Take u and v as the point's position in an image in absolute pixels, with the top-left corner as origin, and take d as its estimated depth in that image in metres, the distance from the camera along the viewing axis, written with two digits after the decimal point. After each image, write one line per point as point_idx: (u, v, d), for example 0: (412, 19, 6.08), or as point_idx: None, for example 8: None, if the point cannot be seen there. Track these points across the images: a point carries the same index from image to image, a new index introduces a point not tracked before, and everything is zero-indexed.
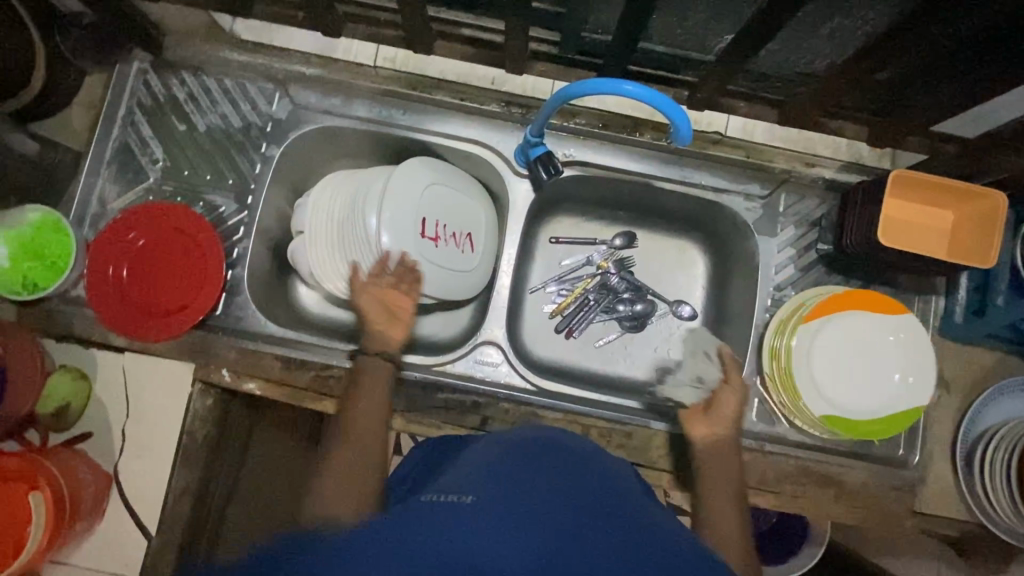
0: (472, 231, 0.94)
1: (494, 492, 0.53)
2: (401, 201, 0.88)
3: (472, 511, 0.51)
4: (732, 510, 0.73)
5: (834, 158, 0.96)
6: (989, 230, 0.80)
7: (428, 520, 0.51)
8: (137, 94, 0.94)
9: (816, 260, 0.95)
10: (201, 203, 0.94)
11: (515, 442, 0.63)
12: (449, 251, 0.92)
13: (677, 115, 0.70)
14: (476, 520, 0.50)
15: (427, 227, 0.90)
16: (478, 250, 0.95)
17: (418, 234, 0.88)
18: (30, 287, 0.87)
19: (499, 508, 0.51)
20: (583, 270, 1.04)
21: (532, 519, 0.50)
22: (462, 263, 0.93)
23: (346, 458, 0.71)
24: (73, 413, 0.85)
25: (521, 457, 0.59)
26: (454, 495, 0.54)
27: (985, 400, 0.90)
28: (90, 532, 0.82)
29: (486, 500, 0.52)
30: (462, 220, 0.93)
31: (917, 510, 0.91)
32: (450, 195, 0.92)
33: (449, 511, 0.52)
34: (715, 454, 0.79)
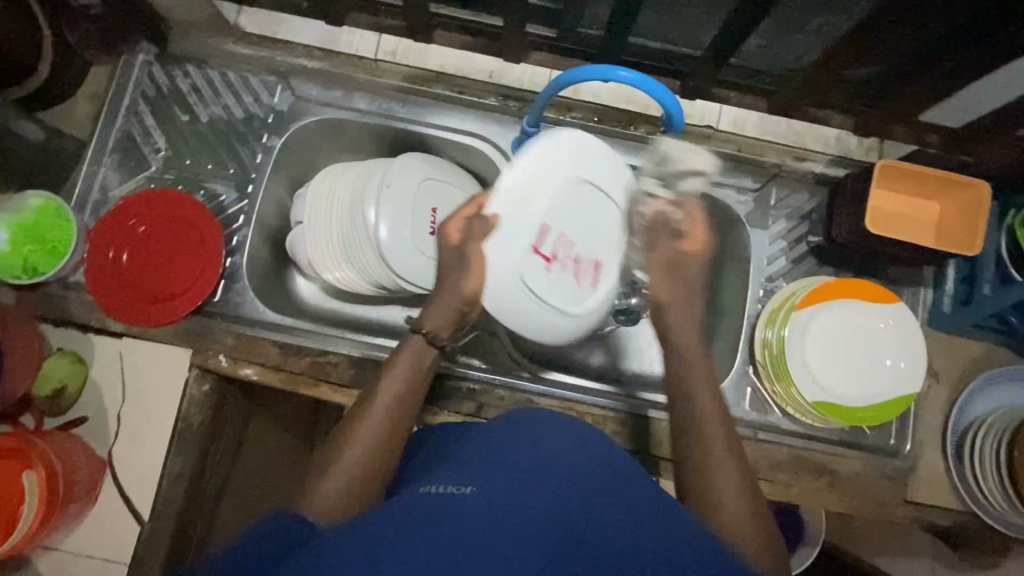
0: (602, 259, 0.77)
1: (496, 484, 0.50)
2: (535, 199, 0.70)
3: (466, 504, 0.48)
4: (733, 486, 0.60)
5: (823, 153, 0.98)
6: (975, 219, 0.83)
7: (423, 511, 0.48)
8: (141, 85, 0.96)
9: (807, 252, 0.96)
10: (202, 192, 0.96)
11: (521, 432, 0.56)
12: (563, 278, 0.74)
13: (671, 100, 0.72)
14: (472, 513, 0.48)
15: (546, 236, 0.71)
16: (602, 285, 0.78)
17: (532, 246, 0.70)
18: (29, 271, 0.88)
19: (497, 506, 0.48)
20: None
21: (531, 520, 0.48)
22: (548, 295, 0.72)
23: (365, 449, 0.62)
24: (69, 397, 0.84)
25: (524, 446, 0.54)
26: (451, 487, 0.50)
27: (974, 389, 0.91)
28: (82, 516, 0.82)
29: (488, 487, 0.50)
30: (597, 244, 0.76)
31: (909, 500, 0.91)
32: (591, 195, 0.74)
33: (449, 500, 0.49)
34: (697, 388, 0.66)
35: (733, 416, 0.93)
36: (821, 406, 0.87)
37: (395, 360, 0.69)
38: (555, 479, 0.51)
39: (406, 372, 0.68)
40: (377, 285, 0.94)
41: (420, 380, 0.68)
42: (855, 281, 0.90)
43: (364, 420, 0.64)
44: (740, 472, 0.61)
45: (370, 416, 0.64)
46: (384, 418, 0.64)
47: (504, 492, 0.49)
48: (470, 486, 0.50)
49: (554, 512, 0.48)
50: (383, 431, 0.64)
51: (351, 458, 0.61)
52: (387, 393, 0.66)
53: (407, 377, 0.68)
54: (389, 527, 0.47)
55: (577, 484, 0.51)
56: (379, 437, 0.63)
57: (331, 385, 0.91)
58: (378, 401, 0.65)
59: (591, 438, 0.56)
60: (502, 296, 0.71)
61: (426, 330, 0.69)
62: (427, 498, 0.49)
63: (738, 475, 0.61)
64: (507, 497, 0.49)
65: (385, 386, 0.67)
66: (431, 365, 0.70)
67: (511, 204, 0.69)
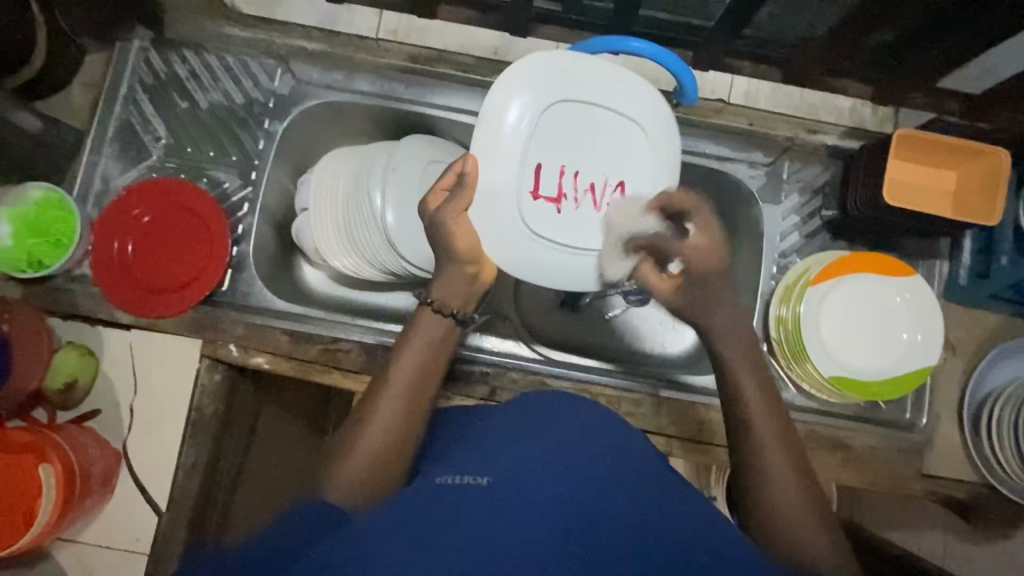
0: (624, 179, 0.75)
1: (514, 471, 0.51)
2: (548, 149, 0.72)
3: (485, 492, 0.48)
4: (793, 481, 0.58)
5: (836, 124, 0.95)
6: (995, 189, 0.81)
7: (443, 498, 0.48)
8: (138, 72, 0.94)
9: (821, 227, 0.95)
10: (204, 180, 0.94)
11: (534, 429, 0.57)
12: (577, 213, 0.74)
13: (684, 73, 0.71)
14: (492, 499, 0.47)
15: (544, 177, 0.72)
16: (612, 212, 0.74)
17: (528, 191, 0.71)
18: (35, 265, 0.87)
19: (517, 490, 0.48)
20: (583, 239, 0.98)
21: (550, 501, 0.47)
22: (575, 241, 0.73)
23: (388, 424, 0.62)
24: (81, 390, 0.84)
25: (537, 440, 0.55)
26: (467, 477, 0.51)
27: (991, 361, 0.90)
28: (100, 509, 0.82)
29: (504, 477, 0.50)
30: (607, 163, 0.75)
31: (925, 473, 0.91)
32: (577, 110, 0.73)
33: (465, 489, 0.49)
34: (744, 369, 0.64)
35: None
36: (838, 381, 0.86)
37: (408, 335, 0.70)
38: (570, 467, 0.51)
39: (422, 348, 0.69)
40: (385, 270, 0.93)
41: (436, 354, 0.69)
42: (870, 253, 0.88)
43: (386, 397, 0.64)
44: (791, 457, 0.60)
45: (391, 393, 0.64)
46: (404, 393, 0.65)
47: (520, 482, 0.49)
48: (485, 478, 0.50)
49: (571, 493, 0.48)
50: (404, 406, 0.64)
51: (375, 433, 0.61)
52: (405, 370, 0.67)
53: (423, 355, 0.68)
54: (410, 514, 0.46)
55: (593, 479, 0.50)
56: (402, 415, 0.63)
57: (343, 371, 0.91)
58: (397, 379, 0.66)
59: (604, 439, 0.56)
60: (502, 250, 0.71)
61: (431, 300, 0.71)
62: (448, 488, 0.50)
63: (793, 474, 0.59)
64: (526, 488, 0.48)
65: (401, 364, 0.67)
66: (448, 340, 0.71)
67: (494, 154, 0.69)
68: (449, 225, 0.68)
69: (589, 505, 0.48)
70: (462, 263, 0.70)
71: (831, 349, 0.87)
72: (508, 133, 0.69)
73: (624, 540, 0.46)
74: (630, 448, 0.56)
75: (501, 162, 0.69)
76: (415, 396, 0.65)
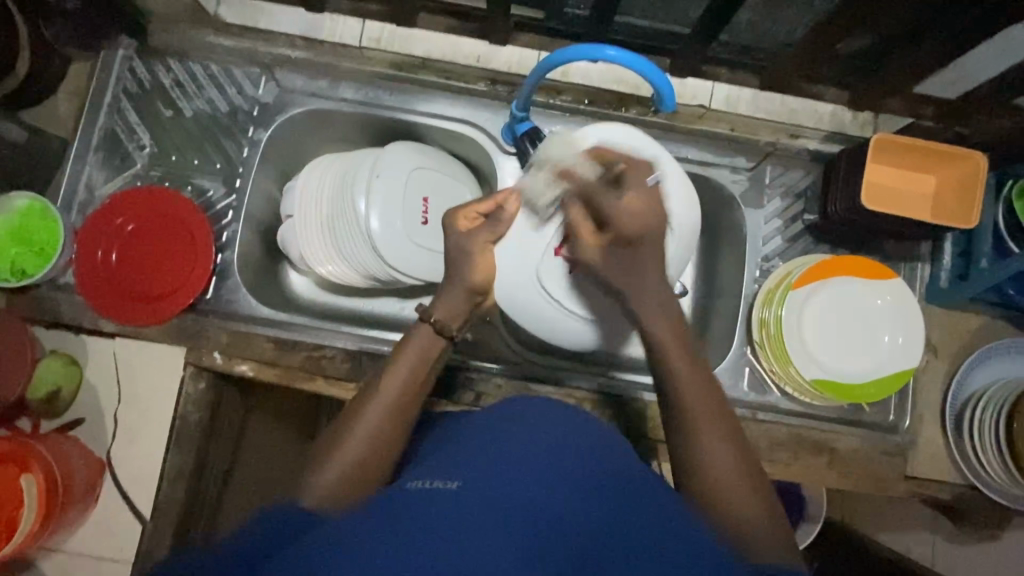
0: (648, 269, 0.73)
1: (487, 476, 0.51)
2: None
3: (457, 496, 0.48)
4: (733, 464, 0.59)
5: (818, 128, 0.96)
6: (970, 192, 0.83)
7: (415, 501, 0.48)
8: (122, 81, 0.94)
9: (803, 231, 0.95)
10: (189, 188, 0.94)
11: (510, 436, 0.57)
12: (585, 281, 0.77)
13: (661, 81, 0.71)
14: (463, 502, 0.47)
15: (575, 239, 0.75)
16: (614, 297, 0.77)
17: (553, 245, 0.75)
18: (18, 274, 0.86)
19: (488, 494, 0.48)
20: None
21: (520, 504, 0.47)
22: (572, 302, 0.78)
23: (368, 436, 0.62)
24: (64, 399, 0.84)
25: (512, 445, 0.55)
26: (440, 482, 0.51)
27: (972, 363, 0.91)
28: (84, 518, 0.82)
29: (476, 483, 0.50)
30: None
31: (909, 475, 0.91)
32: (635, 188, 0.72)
33: (435, 494, 0.49)
34: (676, 350, 0.65)
35: (731, 398, 0.93)
36: (820, 384, 0.87)
37: (404, 345, 0.70)
38: (543, 472, 0.51)
39: (415, 360, 0.69)
40: (370, 277, 0.93)
41: (426, 367, 0.69)
42: (852, 257, 0.89)
43: (371, 405, 0.65)
44: (736, 451, 0.60)
45: (375, 404, 0.65)
46: (389, 402, 0.65)
47: (492, 486, 0.49)
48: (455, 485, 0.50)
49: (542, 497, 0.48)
50: (386, 416, 0.64)
51: (358, 442, 0.61)
52: (394, 381, 0.67)
53: (413, 366, 0.68)
54: (380, 516, 0.46)
55: (565, 483, 0.50)
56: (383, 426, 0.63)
57: (328, 378, 0.91)
58: (384, 388, 0.66)
59: (580, 446, 0.56)
60: (514, 285, 0.77)
61: (432, 319, 0.70)
62: (421, 492, 0.50)
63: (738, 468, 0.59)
64: (497, 492, 0.48)
65: (392, 373, 0.67)
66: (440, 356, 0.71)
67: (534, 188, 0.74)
68: (473, 255, 0.73)
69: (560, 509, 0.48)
70: (470, 290, 0.72)
71: (813, 352, 0.87)
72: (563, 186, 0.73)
73: (592, 543, 0.46)
74: (606, 455, 0.56)
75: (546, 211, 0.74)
76: (400, 408, 0.65)
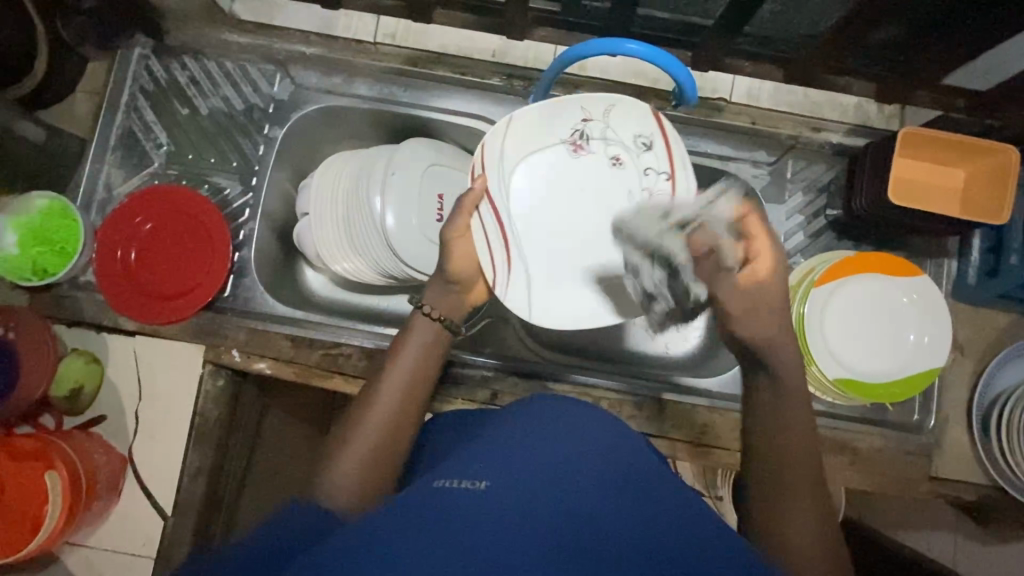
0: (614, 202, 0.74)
1: (509, 475, 0.49)
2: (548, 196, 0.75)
3: (478, 495, 0.47)
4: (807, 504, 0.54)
5: (840, 122, 0.94)
6: (1003, 186, 0.80)
7: (436, 502, 0.47)
8: (139, 80, 0.95)
9: (825, 226, 0.93)
10: (206, 186, 0.95)
11: (530, 434, 0.55)
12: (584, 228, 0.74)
13: (683, 74, 0.70)
14: (485, 504, 0.46)
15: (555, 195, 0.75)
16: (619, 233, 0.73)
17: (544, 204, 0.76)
18: (39, 273, 0.88)
19: (510, 496, 0.47)
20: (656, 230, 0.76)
21: (543, 509, 0.46)
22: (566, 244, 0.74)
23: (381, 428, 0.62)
24: (86, 396, 0.85)
25: (532, 443, 0.54)
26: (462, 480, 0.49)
27: (1001, 362, 0.89)
28: (106, 513, 0.83)
29: (498, 483, 0.48)
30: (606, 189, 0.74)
31: (933, 475, 0.90)
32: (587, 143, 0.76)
33: (459, 493, 0.48)
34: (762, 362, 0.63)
35: None
36: (843, 383, 0.85)
37: (406, 338, 0.70)
38: (567, 473, 0.50)
39: (417, 353, 0.69)
40: (387, 274, 0.93)
41: (429, 358, 0.69)
42: (878, 252, 0.87)
43: (381, 398, 0.65)
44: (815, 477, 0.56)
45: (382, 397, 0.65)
46: (397, 397, 0.65)
47: (515, 489, 0.48)
48: (485, 481, 0.49)
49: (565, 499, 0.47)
50: (395, 411, 0.64)
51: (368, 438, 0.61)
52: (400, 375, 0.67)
53: (417, 355, 0.68)
54: (400, 521, 0.45)
55: (597, 484, 0.49)
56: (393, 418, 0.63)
57: (344, 377, 0.91)
58: (390, 383, 0.66)
59: (610, 443, 0.54)
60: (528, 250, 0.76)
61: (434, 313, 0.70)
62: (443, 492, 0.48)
63: (810, 504, 0.54)
64: (519, 495, 0.47)
65: (397, 366, 0.67)
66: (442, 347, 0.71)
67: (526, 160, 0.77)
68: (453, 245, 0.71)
69: (589, 507, 0.47)
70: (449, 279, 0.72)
71: (836, 350, 0.86)
72: (514, 182, 0.74)
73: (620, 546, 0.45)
74: (634, 455, 0.54)
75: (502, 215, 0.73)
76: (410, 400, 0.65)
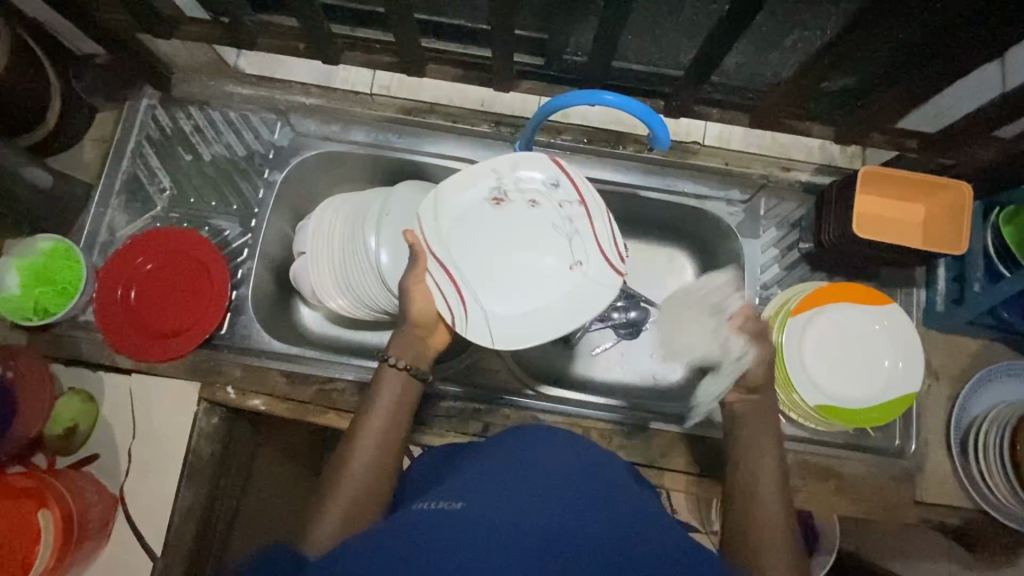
0: (472, 222, 0.81)
1: (488, 497, 0.52)
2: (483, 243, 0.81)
3: (458, 515, 0.49)
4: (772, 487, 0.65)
5: (807, 162, 1.00)
6: (960, 219, 0.85)
7: (414, 526, 0.48)
8: (146, 128, 1.00)
9: (799, 259, 0.98)
10: (206, 228, 0.98)
11: (510, 459, 0.58)
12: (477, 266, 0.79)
13: (656, 121, 0.75)
14: (464, 523, 0.48)
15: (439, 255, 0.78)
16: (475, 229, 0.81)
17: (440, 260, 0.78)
18: (40, 313, 0.90)
19: (491, 515, 0.50)
20: (533, 194, 0.82)
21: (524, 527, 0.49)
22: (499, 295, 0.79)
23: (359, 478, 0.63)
24: (81, 435, 0.86)
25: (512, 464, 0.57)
26: (442, 502, 0.52)
27: (974, 386, 0.92)
28: (95, 554, 0.82)
29: (476, 503, 0.51)
30: (450, 213, 0.80)
31: (918, 500, 0.92)
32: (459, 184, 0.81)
33: (441, 513, 0.50)
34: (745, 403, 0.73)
35: None
36: (822, 408, 0.88)
37: (376, 391, 0.70)
38: (547, 493, 0.53)
39: (389, 406, 0.69)
40: (380, 310, 0.96)
41: (398, 411, 0.70)
42: (851, 283, 0.91)
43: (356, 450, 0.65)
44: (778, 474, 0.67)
45: (359, 442, 0.66)
46: (373, 447, 0.66)
47: (492, 509, 0.50)
48: (462, 501, 0.51)
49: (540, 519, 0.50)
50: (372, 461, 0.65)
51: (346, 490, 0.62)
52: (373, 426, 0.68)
53: (387, 414, 0.69)
54: (383, 542, 0.47)
55: (575, 494, 0.53)
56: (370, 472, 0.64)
57: (338, 412, 0.92)
58: (363, 437, 0.66)
59: (585, 469, 0.58)
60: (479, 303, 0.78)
61: (388, 358, 0.72)
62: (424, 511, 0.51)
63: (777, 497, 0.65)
64: (497, 513, 0.50)
65: (370, 419, 0.68)
66: (411, 399, 0.71)
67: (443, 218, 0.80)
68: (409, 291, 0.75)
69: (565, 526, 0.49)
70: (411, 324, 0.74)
71: (816, 377, 0.89)
72: (454, 239, 0.80)
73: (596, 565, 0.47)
74: (613, 480, 0.58)
75: (454, 269, 0.78)
76: (383, 452, 0.66)
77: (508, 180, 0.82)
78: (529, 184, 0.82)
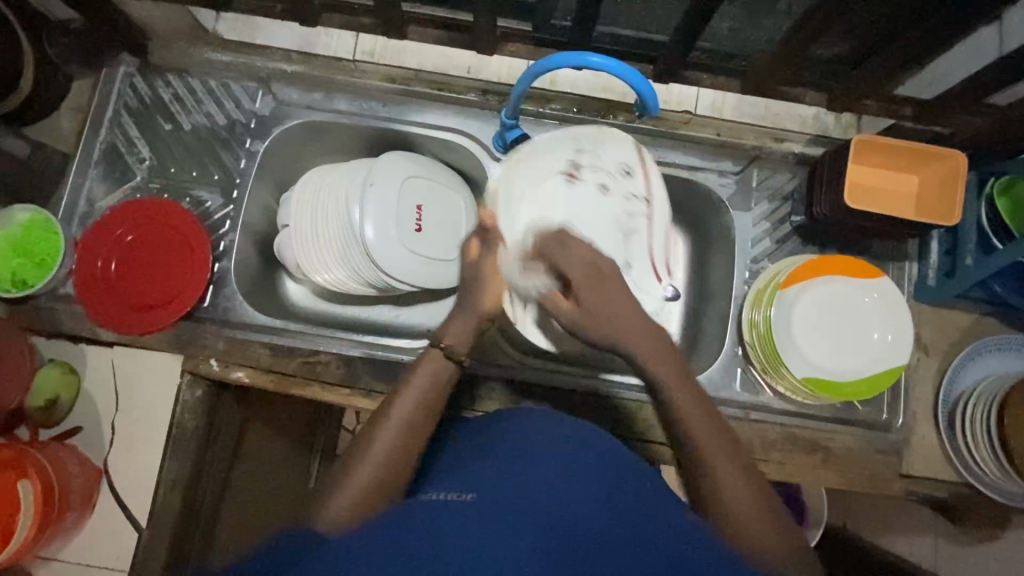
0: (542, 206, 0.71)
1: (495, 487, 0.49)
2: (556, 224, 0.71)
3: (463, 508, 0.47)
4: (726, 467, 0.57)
5: (800, 133, 0.98)
6: (953, 189, 0.84)
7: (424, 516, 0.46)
8: (123, 96, 0.97)
9: (791, 232, 0.97)
10: (188, 199, 0.96)
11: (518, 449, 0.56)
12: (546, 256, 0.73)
13: (644, 86, 0.73)
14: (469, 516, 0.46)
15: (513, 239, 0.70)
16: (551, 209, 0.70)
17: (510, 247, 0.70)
18: (19, 284, 0.89)
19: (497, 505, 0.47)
20: (603, 178, 0.73)
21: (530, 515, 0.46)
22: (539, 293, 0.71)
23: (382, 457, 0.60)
24: (63, 407, 0.85)
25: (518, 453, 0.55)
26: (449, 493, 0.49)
27: (963, 361, 0.92)
28: (79, 525, 0.83)
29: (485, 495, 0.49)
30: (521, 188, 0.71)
31: (905, 473, 0.91)
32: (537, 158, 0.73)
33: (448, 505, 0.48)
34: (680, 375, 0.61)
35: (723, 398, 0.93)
36: (810, 381, 0.87)
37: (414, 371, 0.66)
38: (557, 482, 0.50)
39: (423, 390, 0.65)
40: (366, 284, 0.95)
41: (436, 396, 0.66)
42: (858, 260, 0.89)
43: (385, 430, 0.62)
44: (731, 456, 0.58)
45: (386, 427, 0.62)
46: (402, 430, 0.62)
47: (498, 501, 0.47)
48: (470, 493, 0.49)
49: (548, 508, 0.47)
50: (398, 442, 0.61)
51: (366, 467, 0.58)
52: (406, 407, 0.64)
53: (421, 397, 0.65)
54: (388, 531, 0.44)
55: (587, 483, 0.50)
56: (394, 454, 0.60)
57: (323, 385, 0.92)
58: (393, 417, 0.63)
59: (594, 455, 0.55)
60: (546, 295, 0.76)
61: (443, 344, 0.67)
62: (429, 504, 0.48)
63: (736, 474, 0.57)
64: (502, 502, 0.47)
65: (404, 398, 0.64)
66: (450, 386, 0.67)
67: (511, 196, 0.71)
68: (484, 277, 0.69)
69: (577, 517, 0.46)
70: (477, 312, 0.68)
71: (805, 350, 0.88)
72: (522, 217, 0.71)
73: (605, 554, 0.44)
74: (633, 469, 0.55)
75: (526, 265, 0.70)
76: (411, 436, 0.63)
77: (585, 158, 0.74)
78: (601, 165, 0.74)
